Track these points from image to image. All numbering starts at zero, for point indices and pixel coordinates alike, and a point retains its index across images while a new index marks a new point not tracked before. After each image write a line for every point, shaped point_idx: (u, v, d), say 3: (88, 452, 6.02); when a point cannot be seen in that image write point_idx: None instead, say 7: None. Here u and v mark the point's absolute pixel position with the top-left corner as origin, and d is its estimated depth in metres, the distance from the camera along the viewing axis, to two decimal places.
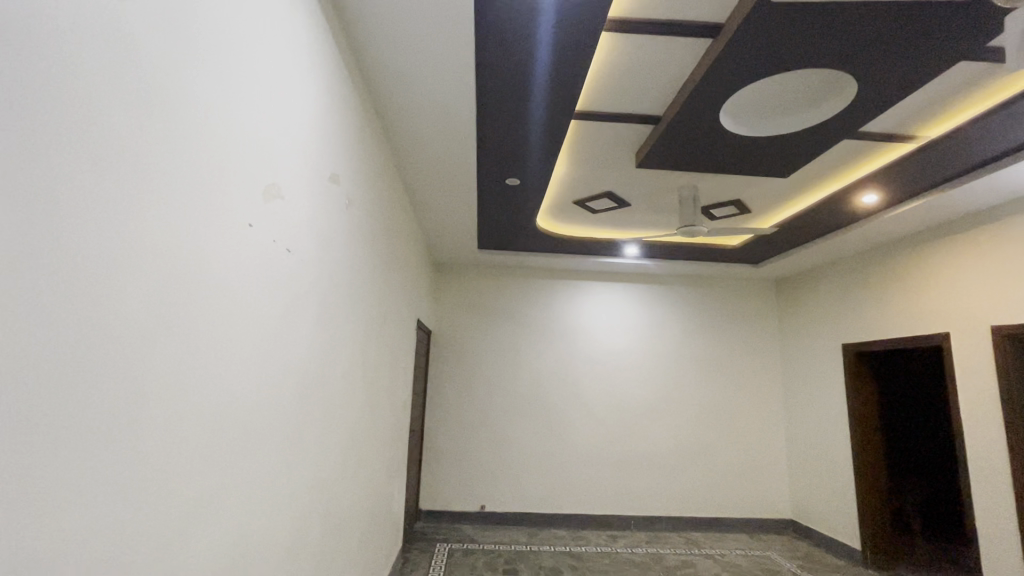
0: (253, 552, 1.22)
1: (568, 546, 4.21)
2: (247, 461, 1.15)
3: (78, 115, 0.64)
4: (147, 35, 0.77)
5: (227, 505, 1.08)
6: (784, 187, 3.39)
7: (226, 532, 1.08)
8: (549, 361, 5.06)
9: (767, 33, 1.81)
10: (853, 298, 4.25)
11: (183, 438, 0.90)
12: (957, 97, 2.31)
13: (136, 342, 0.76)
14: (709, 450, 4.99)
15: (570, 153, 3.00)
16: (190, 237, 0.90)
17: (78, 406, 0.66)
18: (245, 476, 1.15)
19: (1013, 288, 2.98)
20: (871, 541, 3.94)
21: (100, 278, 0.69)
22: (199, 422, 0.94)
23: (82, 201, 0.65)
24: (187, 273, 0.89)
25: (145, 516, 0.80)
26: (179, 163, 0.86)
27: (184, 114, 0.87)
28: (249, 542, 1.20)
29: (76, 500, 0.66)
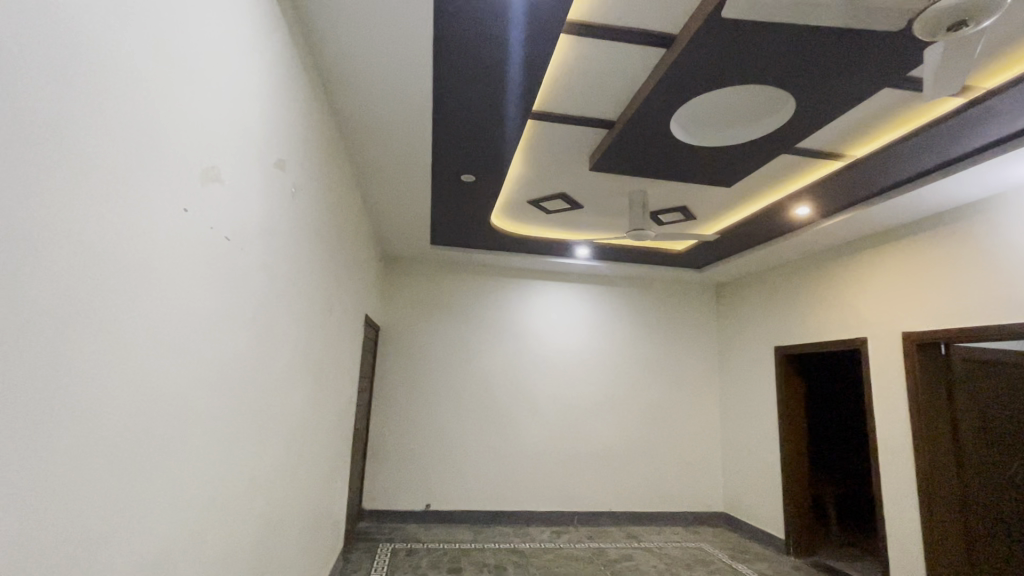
0: (191, 550, 1.17)
1: (512, 543, 4.23)
2: (185, 454, 1.11)
3: (13, 92, 0.60)
4: (87, 6, 0.73)
5: (166, 498, 1.04)
6: (726, 196, 3.57)
7: (164, 528, 1.04)
8: (498, 361, 5.07)
9: (717, 49, 1.89)
10: (785, 304, 4.53)
11: (121, 432, 0.86)
12: (882, 120, 2.50)
13: (70, 333, 0.72)
14: (650, 447, 5.17)
15: (526, 153, 3.01)
16: (130, 222, 0.86)
17: (13, 400, 0.62)
18: (183, 470, 1.11)
19: (923, 299, 3.28)
20: (794, 531, 4.22)
21: (35, 265, 0.65)
22: (135, 414, 0.90)
23: (15, 182, 0.62)
24: (126, 259, 0.85)
25: (61, 516, 0.73)
26: (121, 143, 0.82)
27: (125, 92, 0.83)
28: (187, 539, 1.15)
29: (13, 496, 0.63)
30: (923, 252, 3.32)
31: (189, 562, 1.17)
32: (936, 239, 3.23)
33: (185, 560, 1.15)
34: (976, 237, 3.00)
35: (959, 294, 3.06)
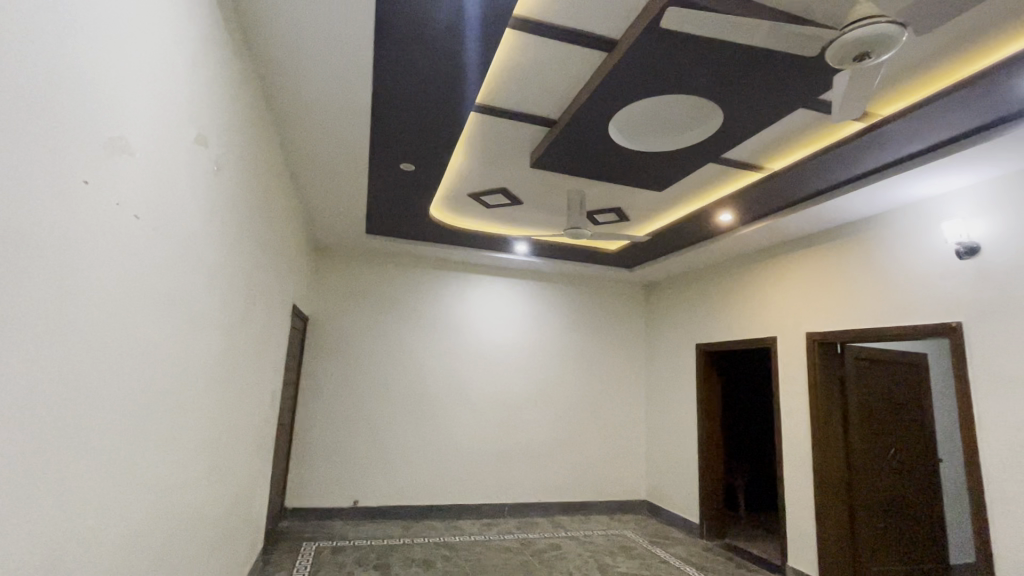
0: (93, 549, 1.08)
1: (442, 537, 4.21)
2: (86, 447, 1.02)
3: None
4: None
5: (65, 494, 0.95)
6: (658, 199, 3.74)
7: (63, 525, 0.95)
8: (433, 354, 5.01)
9: (654, 57, 1.98)
10: (706, 304, 4.84)
11: (12, 424, 0.78)
12: (796, 138, 2.73)
13: None
14: (579, 439, 5.34)
15: (468, 145, 2.98)
16: (24, 193, 0.76)
17: None
18: (85, 464, 1.02)
19: (824, 302, 3.62)
20: (707, 515, 4.55)
21: None
22: (28, 408, 0.81)
23: None
24: (20, 233, 0.76)
25: None
26: (15, 103, 0.73)
27: (20, 46, 0.74)
28: (89, 539, 1.06)
29: None
30: (824, 260, 3.66)
31: (90, 564, 1.07)
32: (837, 248, 3.57)
33: (85, 561, 1.05)
34: (869, 248, 3.35)
35: (853, 298, 3.41)
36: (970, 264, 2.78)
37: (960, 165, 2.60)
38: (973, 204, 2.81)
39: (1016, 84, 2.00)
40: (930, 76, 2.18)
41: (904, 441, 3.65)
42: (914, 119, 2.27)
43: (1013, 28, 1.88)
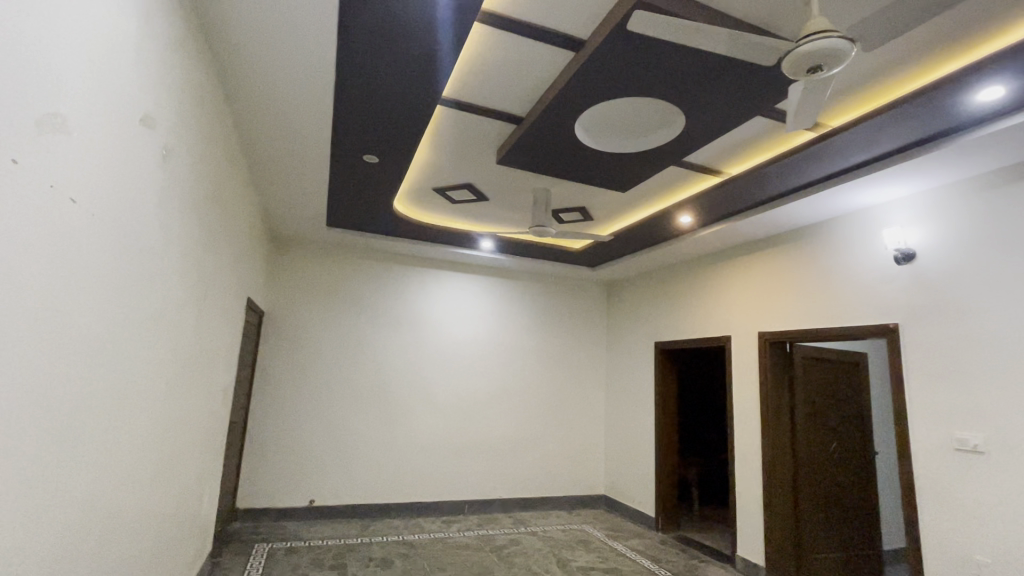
0: (23, 555, 1.01)
1: (401, 535, 4.16)
2: (13, 448, 0.94)
3: None
4: None
5: None
6: (621, 200, 3.81)
7: None
8: (394, 350, 4.93)
9: (620, 59, 2.01)
10: (665, 304, 4.97)
11: None
12: (752, 144, 2.83)
13: None
14: (540, 436, 5.39)
15: (434, 139, 2.95)
16: None
17: None
18: (13, 465, 0.95)
19: (775, 303, 3.79)
20: (662, 508, 4.69)
21: None
22: None
23: None
24: None
25: None
26: None
27: None
28: (19, 545, 0.99)
29: None
30: (776, 262, 3.83)
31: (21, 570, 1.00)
32: (787, 252, 3.74)
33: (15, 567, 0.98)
34: (816, 252, 3.53)
35: (802, 300, 3.58)
36: (906, 269, 2.97)
37: (900, 176, 2.77)
38: (910, 213, 3.00)
39: (951, 101, 2.14)
40: (876, 89, 2.30)
41: (845, 436, 3.86)
42: (860, 131, 2.40)
43: (950, 48, 2.02)
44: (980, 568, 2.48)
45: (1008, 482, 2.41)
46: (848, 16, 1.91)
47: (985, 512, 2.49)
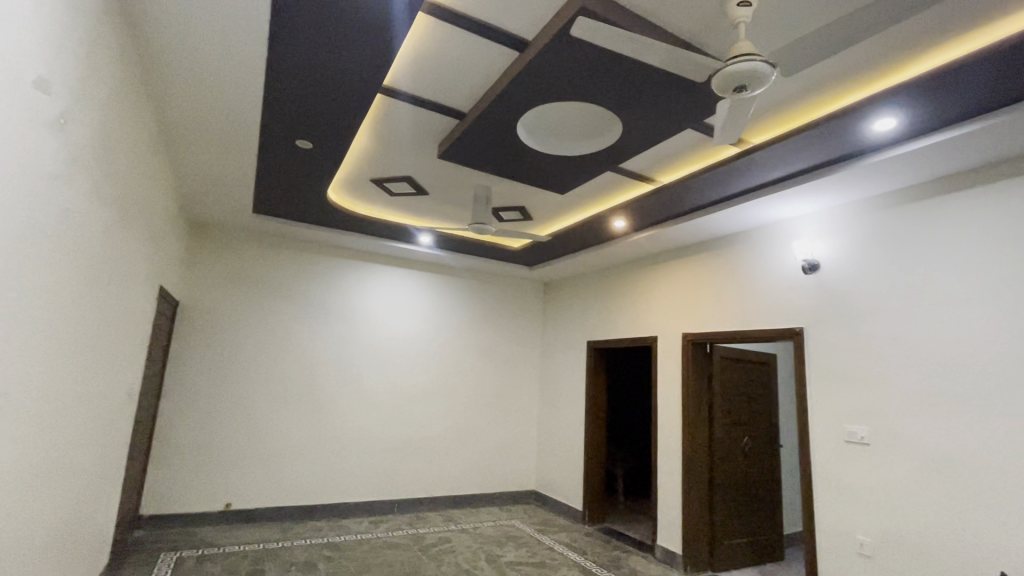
0: None
1: (325, 537, 4.00)
2: None
3: None
4: None
5: None
6: (560, 201, 3.89)
7: None
8: (323, 345, 4.73)
9: (563, 63, 2.05)
10: (598, 304, 5.14)
11: None
12: (682, 155, 3.00)
13: None
14: (474, 433, 5.38)
15: (373, 128, 2.86)
16: None
17: None
18: None
19: (698, 306, 4.02)
20: (589, 501, 4.85)
21: None
22: None
23: None
24: None
25: None
26: None
27: None
28: None
29: None
30: (700, 268, 4.07)
31: None
32: (710, 258, 3.98)
33: None
34: (735, 260, 3.79)
35: (721, 304, 3.83)
36: (812, 278, 3.26)
37: (809, 193, 3.04)
38: (817, 228, 3.30)
39: (853, 127, 2.38)
40: (791, 112, 2.51)
41: (755, 430, 4.19)
42: (777, 149, 2.61)
43: (853, 78, 2.24)
44: (862, 546, 2.78)
45: (887, 470, 2.73)
46: (770, 41, 2.06)
47: (867, 497, 2.80)
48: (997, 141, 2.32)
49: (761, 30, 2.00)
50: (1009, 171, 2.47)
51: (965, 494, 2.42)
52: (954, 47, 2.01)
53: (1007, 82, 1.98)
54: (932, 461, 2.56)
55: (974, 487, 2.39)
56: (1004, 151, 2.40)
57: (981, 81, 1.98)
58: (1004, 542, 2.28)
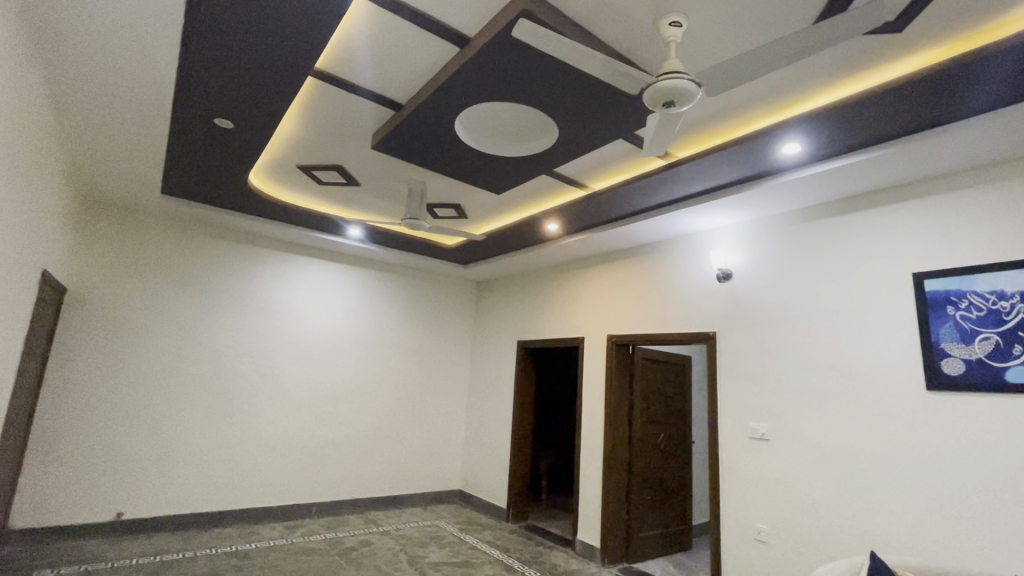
0: None
1: (233, 545, 3.73)
2: None
3: None
4: None
5: None
6: (494, 201, 3.90)
7: None
8: (238, 339, 4.42)
9: (503, 63, 2.07)
10: (528, 304, 5.22)
11: None
12: (613, 163, 3.12)
13: None
14: (399, 432, 5.26)
15: (301, 112, 2.71)
16: None
17: None
18: None
19: (622, 309, 4.20)
20: (514, 499, 4.92)
21: None
22: None
23: None
24: None
25: None
26: None
27: None
28: None
29: None
30: (625, 273, 4.25)
31: None
32: (635, 264, 4.18)
33: None
34: (657, 267, 4.01)
35: (644, 308, 4.03)
36: (725, 287, 3.52)
37: (725, 207, 3.27)
38: (731, 240, 3.57)
39: (766, 149, 2.60)
40: (713, 130, 2.70)
41: (671, 428, 4.44)
42: (699, 164, 2.78)
43: (768, 103, 2.45)
44: (759, 533, 3.04)
45: (782, 463, 3.01)
46: (696, 62, 2.20)
47: (765, 488, 3.06)
48: (882, 170, 2.64)
49: (688, 51, 2.13)
50: (889, 197, 2.82)
51: (846, 483, 2.72)
52: (849, 83, 2.27)
53: (891, 118, 2.26)
54: (820, 454, 2.85)
55: (853, 476, 2.70)
56: (885, 180, 2.74)
57: (870, 115, 2.24)
58: (876, 524, 2.59)
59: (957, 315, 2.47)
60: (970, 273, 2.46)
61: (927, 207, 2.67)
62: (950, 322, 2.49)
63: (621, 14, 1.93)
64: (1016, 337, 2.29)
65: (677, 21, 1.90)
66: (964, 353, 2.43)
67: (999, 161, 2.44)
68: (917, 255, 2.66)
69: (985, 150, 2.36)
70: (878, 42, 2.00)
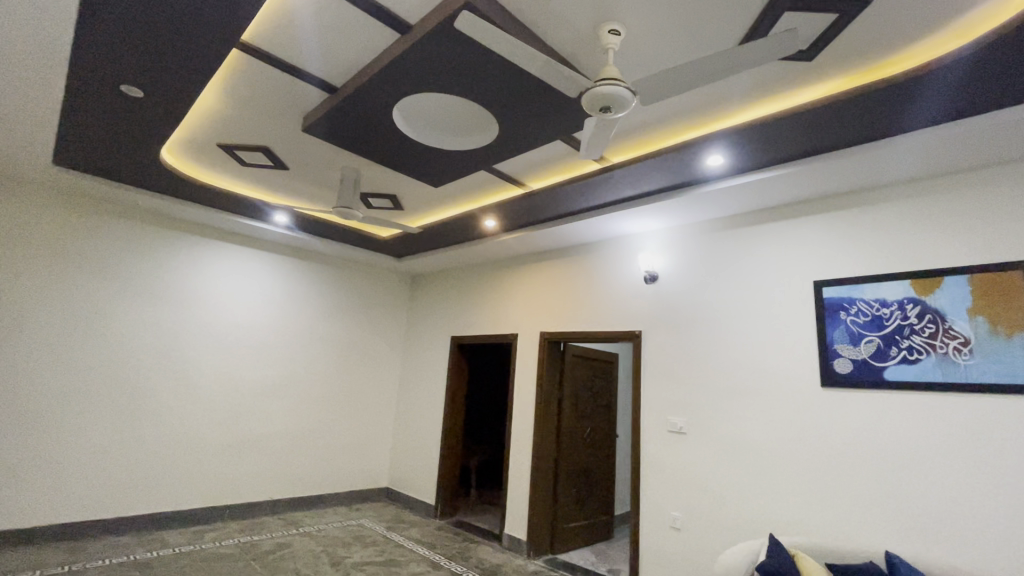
0: None
1: (130, 555, 3.40)
2: None
3: None
4: None
5: None
6: (431, 194, 3.83)
7: None
8: (143, 329, 4.03)
9: (445, 54, 2.03)
10: (463, 300, 5.19)
11: None
12: (551, 164, 3.18)
13: None
14: (323, 430, 5.05)
15: (223, 86, 2.52)
16: None
17: None
18: None
19: (555, 307, 4.30)
20: (442, 496, 4.88)
21: None
22: None
23: None
24: None
25: None
26: None
27: None
28: None
29: None
30: (559, 272, 4.35)
31: None
32: (568, 264, 4.28)
33: None
34: (588, 266, 4.13)
35: (576, 306, 4.14)
36: (651, 288, 3.70)
37: (654, 213, 3.44)
38: (658, 244, 3.75)
39: (692, 159, 2.76)
40: (646, 138, 2.82)
41: (597, 423, 4.61)
42: (632, 169, 2.90)
43: (695, 116, 2.60)
44: (674, 521, 3.23)
45: (696, 454, 3.22)
46: (632, 72, 2.30)
47: (681, 479, 3.26)
48: (792, 185, 2.88)
49: (625, 60, 2.21)
50: (797, 211, 3.09)
51: (751, 472, 2.96)
52: (767, 103, 2.45)
53: (801, 137, 2.48)
54: (730, 446, 3.08)
55: (757, 465, 2.94)
56: (794, 195, 3.00)
57: (783, 134, 2.44)
58: (775, 509, 2.83)
59: (848, 320, 2.76)
60: (860, 283, 2.76)
61: (828, 222, 2.95)
62: (842, 326, 2.78)
63: (563, 17, 1.96)
64: (893, 340, 2.60)
65: (616, 30, 1.97)
66: (852, 353, 2.72)
67: (940, 173, 2.59)
68: (818, 265, 2.94)
69: (875, 173, 2.66)
70: (792, 68, 2.18)
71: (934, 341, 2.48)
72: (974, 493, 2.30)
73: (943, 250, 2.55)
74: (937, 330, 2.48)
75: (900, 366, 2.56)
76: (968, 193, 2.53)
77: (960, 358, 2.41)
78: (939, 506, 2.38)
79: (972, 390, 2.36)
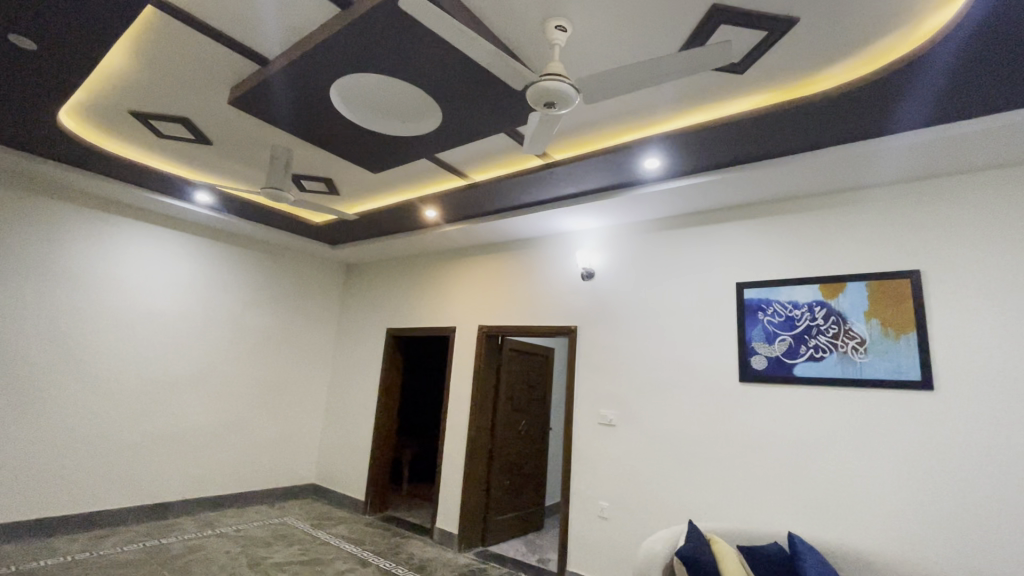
0: None
1: (10, 566, 3.02)
2: None
3: None
4: None
5: None
6: (370, 179, 3.69)
7: None
8: (34, 312, 3.58)
9: (387, 33, 1.95)
10: (400, 291, 5.06)
11: None
12: (495, 157, 3.16)
13: None
14: (245, 424, 4.75)
15: (135, 46, 2.27)
16: None
17: None
18: None
19: (494, 300, 4.29)
20: (373, 491, 4.75)
21: None
22: None
23: None
24: None
25: None
26: None
27: None
28: None
29: None
30: (498, 265, 4.35)
31: None
32: (508, 258, 4.29)
33: None
34: (528, 261, 4.16)
35: (515, 300, 4.16)
36: (588, 285, 3.79)
37: (592, 211, 3.51)
38: (595, 242, 3.85)
39: (631, 161, 2.84)
40: (588, 138, 2.88)
41: (531, 416, 4.66)
42: (574, 167, 2.94)
43: (635, 119, 2.67)
44: (602, 510, 3.34)
45: (625, 445, 3.34)
46: (577, 70, 2.32)
47: (611, 469, 3.36)
48: (720, 191, 3.06)
49: (571, 57, 2.23)
50: (723, 217, 3.28)
51: (674, 461, 3.12)
52: (701, 112, 2.57)
53: (730, 146, 2.62)
54: (656, 437, 3.22)
55: (680, 455, 3.10)
56: (721, 200, 3.18)
57: (714, 141, 2.57)
58: (695, 496, 3.00)
59: (765, 319, 2.97)
60: (776, 286, 2.97)
61: (751, 227, 3.16)
62: (759, 325, 2.98)
63: (511, 7, 1.94)
64: (802, 339, 2.83)
65: (562, 26, 1.97)
66: (767, 351, 2.93)
67: (845, 188, 2.86)
68: (740, 268, 3.14)
69: (792, 184, 2.87)
70: (725, 79, 2.29)
71: (836, 340, 2.73)
72: (862, 476, 2.57)
73: (847, 257, 2.80)
74: (839, 330, 2.73)
75: (808, 363, 2.79)
76: (868, 208, 2.80)
77: (856, 356, 2.67)
78: (835, 489, 2.62)
79: (865, 384, 2.62)
